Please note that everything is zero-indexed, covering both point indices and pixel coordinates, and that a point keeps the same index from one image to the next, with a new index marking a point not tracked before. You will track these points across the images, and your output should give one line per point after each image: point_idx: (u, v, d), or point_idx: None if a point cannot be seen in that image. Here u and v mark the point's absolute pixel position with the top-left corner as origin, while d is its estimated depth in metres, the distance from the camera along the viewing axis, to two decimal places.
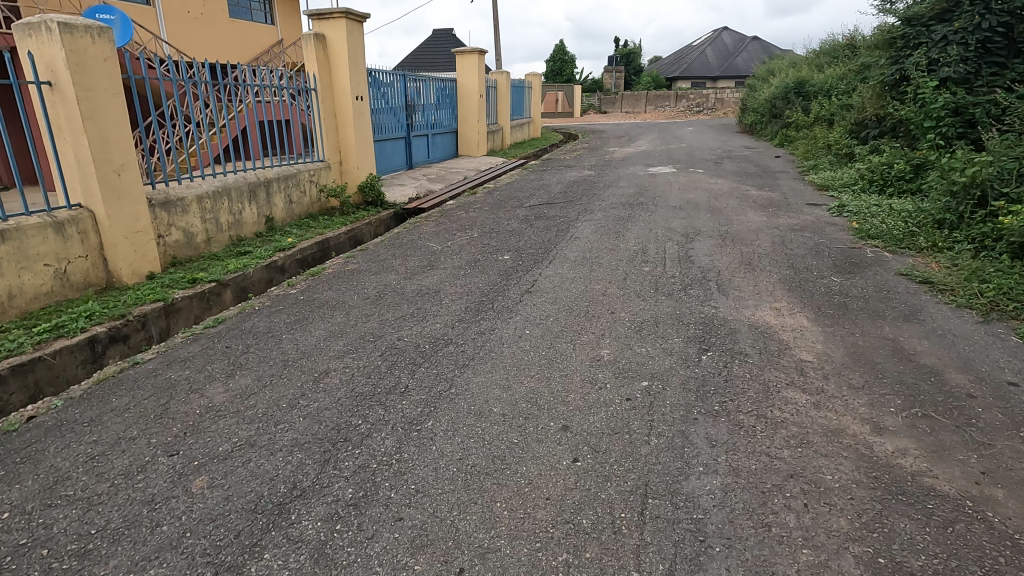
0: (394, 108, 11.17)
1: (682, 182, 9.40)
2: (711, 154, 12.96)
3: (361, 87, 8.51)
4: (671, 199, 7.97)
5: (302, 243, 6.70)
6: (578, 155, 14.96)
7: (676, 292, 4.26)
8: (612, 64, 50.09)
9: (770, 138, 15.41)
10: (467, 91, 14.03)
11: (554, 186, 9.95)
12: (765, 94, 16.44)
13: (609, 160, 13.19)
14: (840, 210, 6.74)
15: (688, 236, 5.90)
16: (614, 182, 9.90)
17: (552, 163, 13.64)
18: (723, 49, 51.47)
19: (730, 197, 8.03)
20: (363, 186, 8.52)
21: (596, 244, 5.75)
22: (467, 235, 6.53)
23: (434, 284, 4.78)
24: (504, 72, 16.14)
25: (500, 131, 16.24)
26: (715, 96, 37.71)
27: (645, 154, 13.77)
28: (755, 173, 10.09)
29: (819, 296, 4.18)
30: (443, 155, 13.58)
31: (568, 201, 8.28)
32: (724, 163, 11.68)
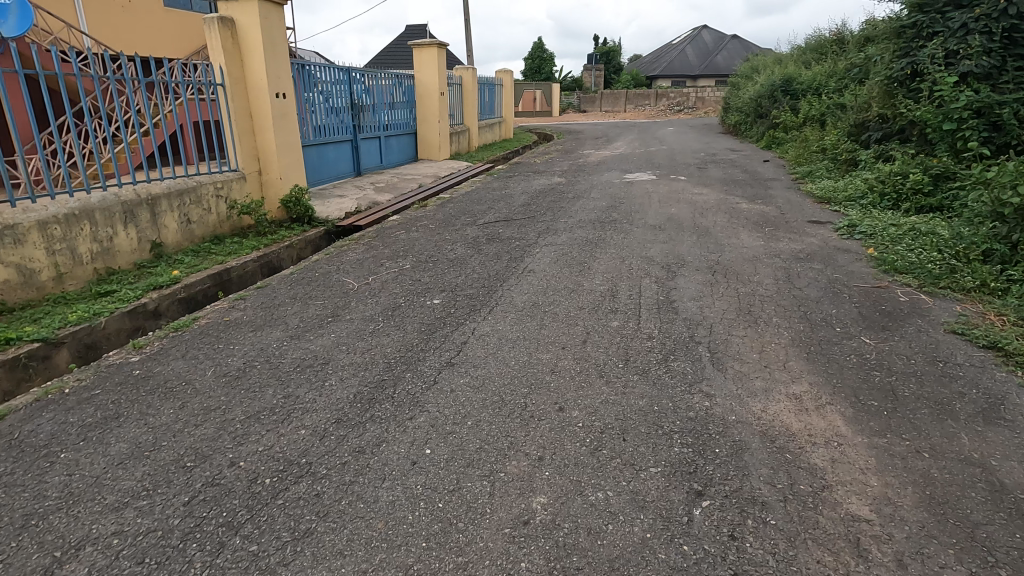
0: (336, 107, 9.78)
1: (662, 192, 8.25)
2: (695, 158, 11.82)
3: (283, 83, 7.17)
4: (649, 214, 6.81)
5: (192, 277, 5.36)
6: (550, 158, 13.73)
7: (654, 366, 3.07)
8: (592, 62, 49.01)
9: (757, 140, 14.35)
10: (426, 88, 12.67)
11: (517, 196, 8.71)
12: (750, 93, 15.39)
13: (583, 164, 12.00)
14: (850, 232, 5.62)
15: (670, 269, 4.72)
16: (585, 192, 8.69)
17: (520, 168, 12.39)
18: (703, 47, 50.74)
19: (718, 211, 6.88)
20: (286, 200, 7.18)
21: (554, 280, 4.54)
22: (399, 265, 5.27)
23: (327, 350, 3.50)
24: (469, 67, 14.81)
25: (465, 134, 14.92)
26: (696, 95, 36.80)
27: (623, 158, 12.60)
28: (743, 181, 8.99)
29: (852, 369, 3.02)
30: (399, 161, 12.21)
31: (530, 217, 7.06)
32: (708, 168, 10.55)
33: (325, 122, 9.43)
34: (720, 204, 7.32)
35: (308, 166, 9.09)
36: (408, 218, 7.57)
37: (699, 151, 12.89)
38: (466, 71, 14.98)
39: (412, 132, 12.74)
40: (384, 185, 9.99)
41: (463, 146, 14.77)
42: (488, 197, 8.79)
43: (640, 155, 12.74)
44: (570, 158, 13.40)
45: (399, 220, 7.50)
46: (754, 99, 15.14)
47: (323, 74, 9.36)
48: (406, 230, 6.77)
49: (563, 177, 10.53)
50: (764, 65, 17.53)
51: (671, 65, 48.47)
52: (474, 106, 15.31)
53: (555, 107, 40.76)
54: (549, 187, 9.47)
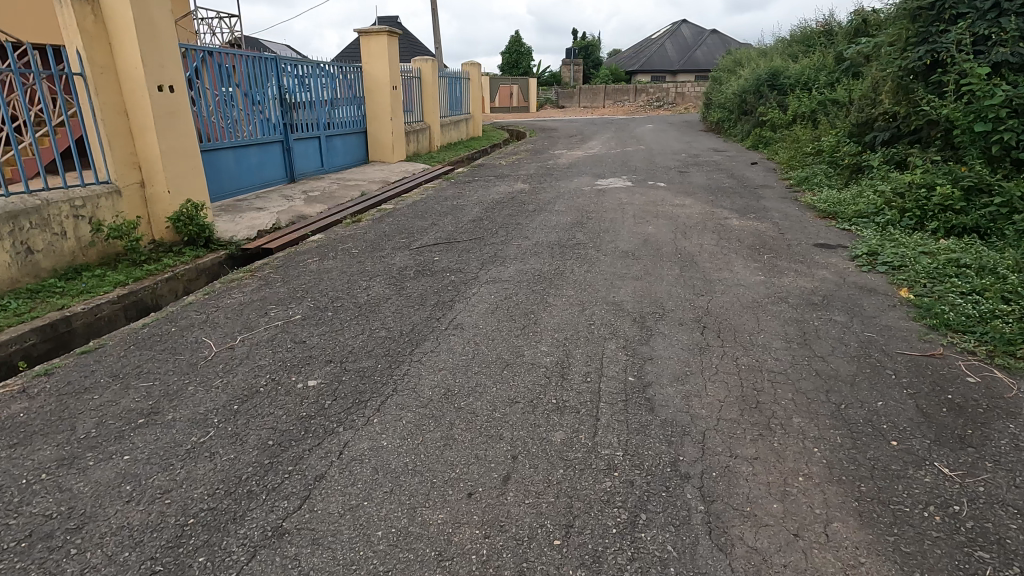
0: (259, 103, 8.36)
1: (639, 203, 7.05)
2: (675, 160, 10.65)
3: (170, 73, 5.79)
4: (622, 234, 5.60)
5: (9, 332, 3.98)
6: (518, 159, 12.45)
7: (612, 543, 1.84)
8: (569, 56, 47.68)
9: (741, 139, 13.24)
10: (376, 81, 11.27)
11: (469, 207, 7.44)
12: (734, 88, 14.31)
13: (553, 167, 10.77)
14: (870, 262, 4.47)
15: (644, 323, 3.50)
16: (550, 202, 7.45)
17: (482, 171, 11.09)
18: (683, 42, 49.87)
19: (704, 230, 5.71)
20: (174, 218, 5.80)
21: (487, 345, 3.28)
22: (288, 314, 3.97)
23: (99, 495, 2.19)
24: (428, 59, 13.45)
25: (424, 133, 13.57)
26: (675, 91, 35.80)
27: (596, 159, 11.39)
28: (730, 189, 7.85)
29: (938, 541, 1.83)
30: (344, 164, 10.81)
31: (478, 238, 5.80)
32: (691, 172, 9.38)
33: (244, 121, 8.01)
34: (707, 219, 6.15)
35: (223, 173, 7.66)
36: (332, 238, 6.24)
37: (680, 152, 11.74)
38: (424, 63, 13.62)
39: (359, 133, 11.34)
40: (318, 193, 8.63)
41: (422, 146, 13.41)
42: (436, 209, 7.50)
43: (615, 156, 11.55)
44: (538, 159, 12.14)
45: (320, 240, 6.15)
46: (738, 94, 14.06)
47: (239, 63, 7.92)
48: (321, 257, 5.45)
49: (527, 183, 9.27)
50: (748, 58, 16.43)
51: (651, 59, 47.45)
52: (435, 102, 13.97)
53: (532, 103, 39.47)
54: (509, 195, 8.22)
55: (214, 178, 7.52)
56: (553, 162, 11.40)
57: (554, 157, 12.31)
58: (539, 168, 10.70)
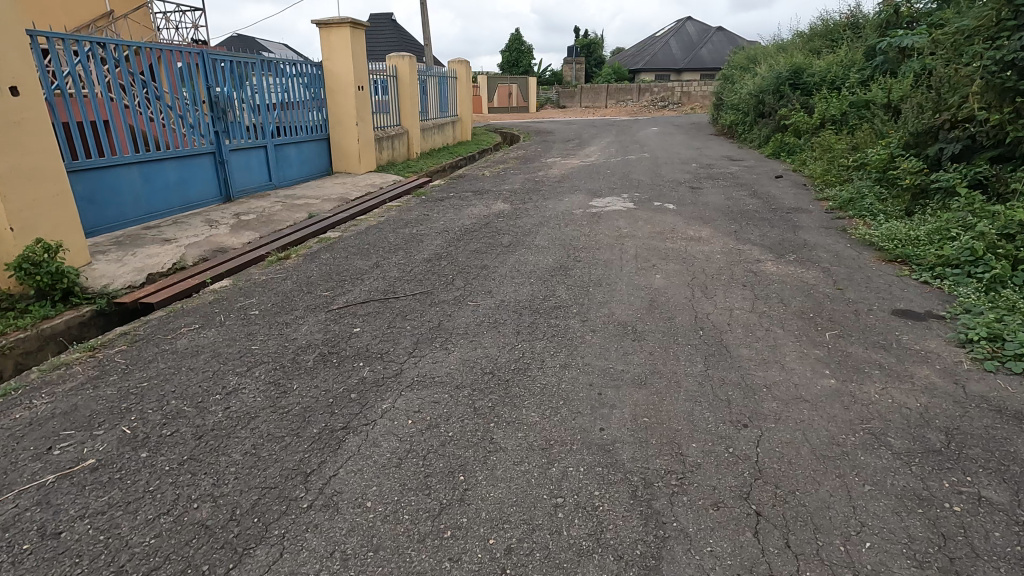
0: (179, 106, 6.84)
1: (643, 235, 5.56)
2: (685, 172, 9.13)
3: (13, 69, 4.31)
4: (620, 288, 4.12)
5: None
6: (505, 169, 10.96)
7: None
8: (571, 55, 46.10)
9: (758, 145, 11.75)
10: (338, 81, 9.77)
11: (430, 238, 5.96)
12: (749, 88, 12.82)
13: (543, 180, 9.29)
14: (994, 350, 2.97)
15: (652, 506, 2.00)
16: (530, 231, 5.97)
17: (460, 185, 9.60)
18: (688, 40, 48.27)
19: (731, 283, 4.21)
20: (20, 258, 4.26)
21: (363, 565, 1.80)
22: (83, 453, 2.49)
23: None
24: (404, 56, 12.01)
25: (400, 140, 12.08)
26: (680, 90, 34.23)
27: (594, 170, 9.90)
28: (756, 213, 6.34)
29: None
30: (297, 177, 9.30)
31: (427, 292, 4.33)
32: (705, 189, 7.87)
33: (156, 129, 6.50)
34: (732, 263, 4.65)
35: (125, 195, 6.16)
36: (239, 287, 4.76)
37: (689, 161, 10.23)
38: (401, 61, 12.16)
39: (318, 140, 9.83)
40: (254, 216, 7.15)
41: (397, 154, 11.93)
42: (389, 240, 6.02)
43: (616, 167, 10.06)
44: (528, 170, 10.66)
45: (221, 291, 4.68)
46: (753, 94, 12.58)
47: (149, 58, 6.41)
48: (206, 322, 3.97)
49: (508, 201, 7.79)
50: (764, 54, 14.91)
51: (655, 57, 45.85)
52: (414, 105, 12.51)
53: (531, 103, 37.98)
54: (484, 219, 6.75)
55: (112, 201, 6.02)
56: (543, 174, 9.92)
57: (545, 167, 10.83)
58: (525, 182, 9.21)
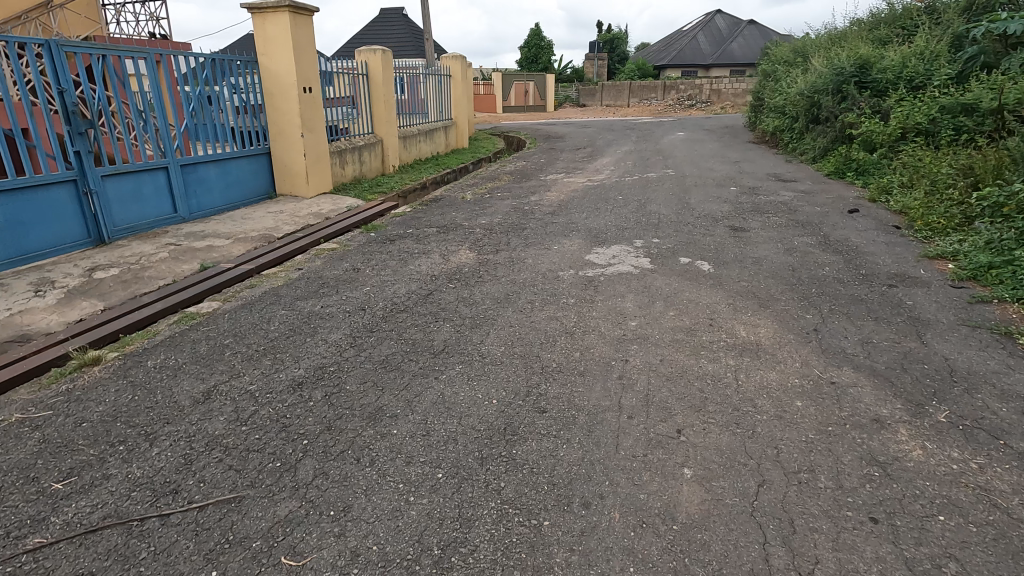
0: (11, 120, 4.87)
1: (663, 337, 3.38)
2: (721, 202, 6.90)
3: None
4: (611, 524, 1.97)
5: None
6: (492, 190, 8.82)
7: None
8: (592, 50, 43.62)
9: (812, 160, 9.44)
10: (277, 81, 7.74)
11: (331, 326, 3.88)
12: (799, 88, 10.49)
13: (534, 210, 7.17)
14: None
15: None
16: (485, 317, 3.84)
17: (429, 214, 7.51)
18: (717, 33, 45.36)
19: (844, 511, 2.01)
20: None
21: None
22: None
23: None
24: (376, 50, 9.97)
25: (370, 150, 10.09)
26: (709, 87, 31.57)
27: (603, 194, 7.73)
28: (839, 286, 4.12)
29: None
30: (220, 205, 7.27)
31: (236, 498, 2.23)
32: (754, 232, 5.62)
33: None
34: (828, 431, 2.46)
35: None
36: None
37: (727, 183, 7.96)
38: (371, 55, 10.09)
39: (253, 155, 7.81)
40: (117, 271, 5.16)
41: (366, 168, 9.97)
42: (271, 327, 3.96)
43: (632, 190, 7.86)
44: (519, 192, 8.50)
45: None
46: (805, 96, 10.24)
47: None
48: None
49: (475, 247, 5.67)
50: (815, 47, 12.45)
51: (682, 53, 43.16)
52: (389, 107, 10.47)
53: (549, 101, 35.82)
54: (429, 284, 4.64)
55: None
56: (536, 200, 7.79)
57: (542, 188, 8.67)
58: (510, 214, 7.07)
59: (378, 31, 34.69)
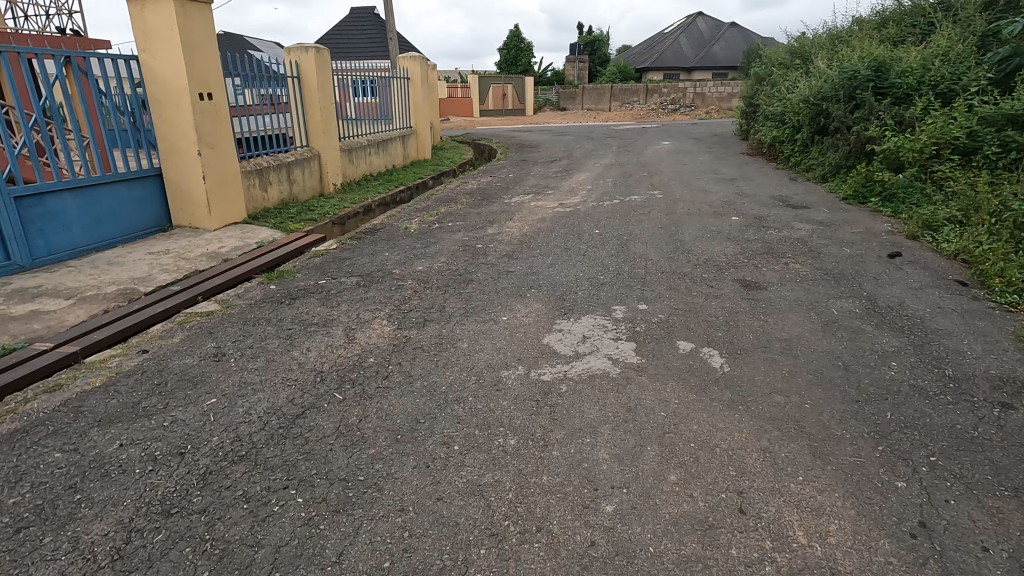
0: None
1: (661, 553, 1.89)
2: (723, 240, 5.47)
3: None
4: None
5: None
6: (443, 218, 7.30)
7: None
8: (573, 52, 42.29)
9: (820, 181, 8.11)
10: (165, 85, 6.15)
11: (109, 501, 2.32)
12: (802, 95, 9.17)
13: (487, 250, 5.66)
14: None
15: None
16: (364, 483, 2.32)
17: (356, 254, 5.96)
18: (699, 35, 44.41)
19: None
20: None
21: None
22: None
23: None
24: (308, 48, 8.43)
25: (302, 166, 8.55)
26: (692, 90, 30.38)
27: (578, 225, 6.27)
28: (925, 407, 2.67)
29: None
30: (83, 245, 5.65)
31: None
32: (774, 291, 4.19)
33: None
34: None
35: None
36: None
37: (727, 211, 6.56)
38: (303, 53, 8.51)
39: (131, 178, 6.16)
40: None
41: (298, 188, 8.45)
42: (11, 499, 2.37)
43: (612, 220, 6.41)
44: (475, 221, 6.98)
45: None
46: (809, 104, 8.90)
47: None
48: None
49: (397, 315, 4.15)
50: (816, 46, 11.12)
51: (664, 56, 42.09)
52: (326, 115, 8.92)
53: (528, 104, 34.41)
54: (308, 392, 3.10)
55: None
56: (492, 234, 6.27)
57: (502, 216, 7.16)
58: (455, 256, 5.55)
59: (348, 30, 32.90)
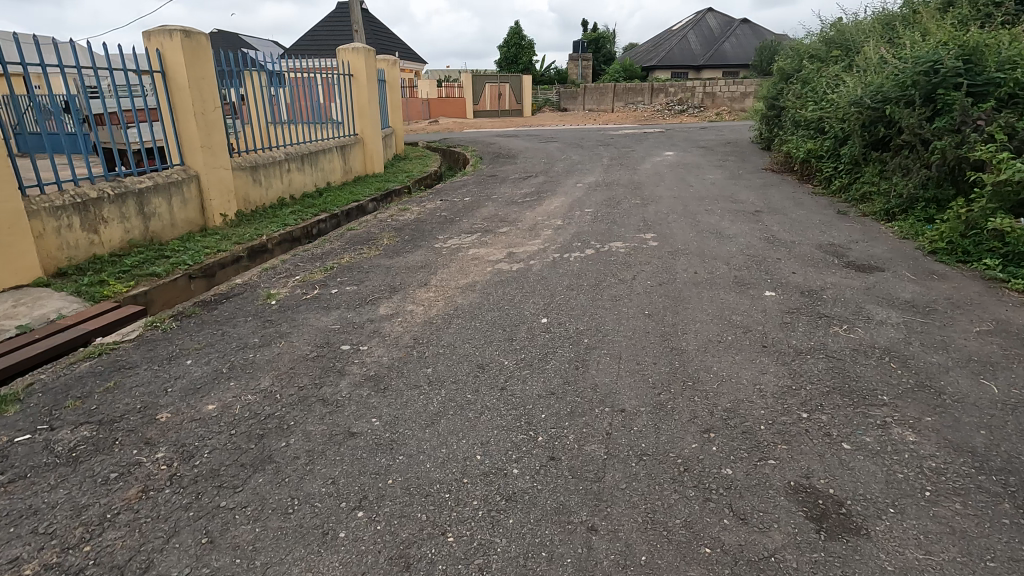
0: None
1: None
2: (754, 352, 3.13)
3: None
4: None
5: None
6: (332, 278, 4.98)
7: None
8: (576, 50, 39.86)
9: (882, 219, 5.74)
10: None
11: None
12: (851, 97, 6.79)
13: (352, 362, 3.34)
14: None
15: None
16: None
17: (148, 356, 3.65)
18: (710, 32, 41.87)
19: None
20: None
21: None
22: None
23: None
24: (174, 31, 6.09)
25: (166, 193, 6.31)
26: (702, 90, 27.89)
27: (519, 304, 3.94)
28: None
29: None
30: None
31: None
32: (886, 549, 1.84)
33: None
34: None
35: None
36: None
37: (756, 279, 4.23)
38: (167, 39, 6.19)
39: None
40: None
41: (159, 223, 6.22)
42: None
43: (576, 293, 4.10)
44: (372, 287, 4.66)
45: None
46: (863, 110, 6.52)
47: None
48: None
49: None
50: (862, 33, 8.64)
51: (672, 54, 39.60)
52: (207, 123, 6.64)
53: (525, 104, 32.04)
54: None
55: None
56: (381, 319, 3.96)
57: (417, 276, 4.83)
58: (289, 376, 3.23)
59: (333, 26, 30.73)
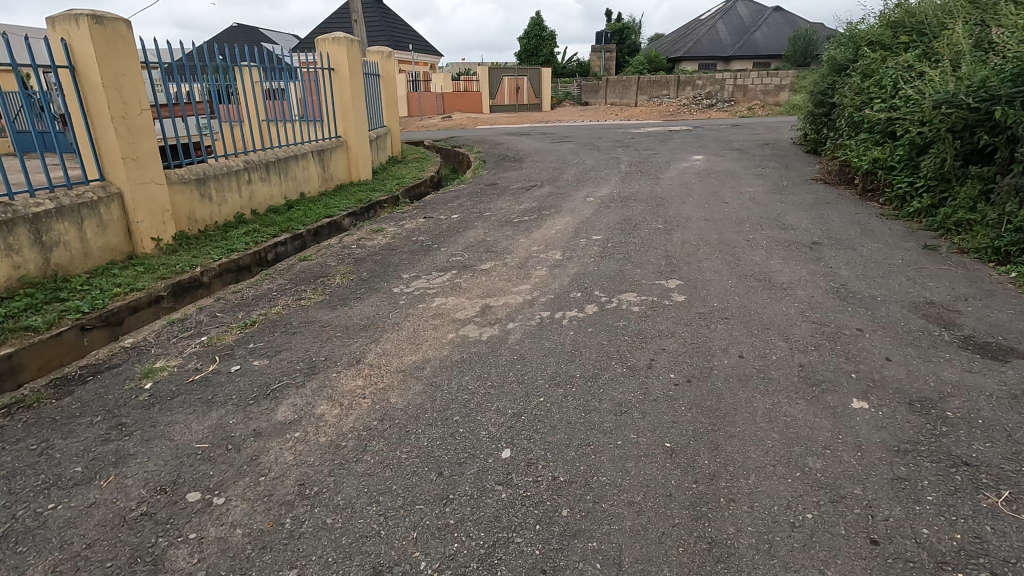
0: None
1: None
2: (863, 563, 1.76)
3: None
4: None
5: None
6: (244, 342, 3.73)
7: None
8: (598, 41, 38.17)
9: (989, 260, 4.28)
10: None
11: None
12: (940, 93, 5.31)
13: (185, 537, 2.06)
14: None
15: None
16: None
17: None
18: (740, 21, 39.72)
19: None
20: None
21: None
22: None
23: None
24: (81, 16, 4.94)
25: (75, 217, 5.15)
26: (732, 82, 26.09)
27: (476, 414, 2.64)
28: None
29: None
30: None
31: None
32: None
33: None
34: None
35: None
36: None
37: (834, 373, 2.84)
38: (74, 27, 5.04)
39: None
40: None
41: (64, 255, 5.06)
42: None
43: (562, 391, 2.77)
44: (286, 363, 3.38)
45: None
46: (959, 109, 5.04)
47: None
48: None
49: None
50: (941, 13, 7.07)
51: (700, 44, 37.62)
52: (131, 131, 5.47)
53: (544, 99, 30.55)
54: None
55: None
56: (270, 432, 2.68)
57: (352, 345, 3.54)
58: (74, 567, 1.96)
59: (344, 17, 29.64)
